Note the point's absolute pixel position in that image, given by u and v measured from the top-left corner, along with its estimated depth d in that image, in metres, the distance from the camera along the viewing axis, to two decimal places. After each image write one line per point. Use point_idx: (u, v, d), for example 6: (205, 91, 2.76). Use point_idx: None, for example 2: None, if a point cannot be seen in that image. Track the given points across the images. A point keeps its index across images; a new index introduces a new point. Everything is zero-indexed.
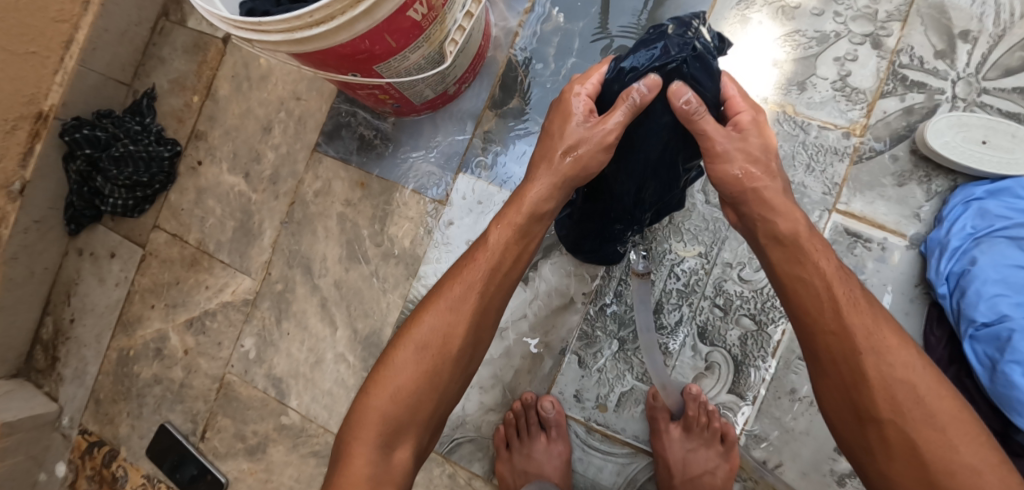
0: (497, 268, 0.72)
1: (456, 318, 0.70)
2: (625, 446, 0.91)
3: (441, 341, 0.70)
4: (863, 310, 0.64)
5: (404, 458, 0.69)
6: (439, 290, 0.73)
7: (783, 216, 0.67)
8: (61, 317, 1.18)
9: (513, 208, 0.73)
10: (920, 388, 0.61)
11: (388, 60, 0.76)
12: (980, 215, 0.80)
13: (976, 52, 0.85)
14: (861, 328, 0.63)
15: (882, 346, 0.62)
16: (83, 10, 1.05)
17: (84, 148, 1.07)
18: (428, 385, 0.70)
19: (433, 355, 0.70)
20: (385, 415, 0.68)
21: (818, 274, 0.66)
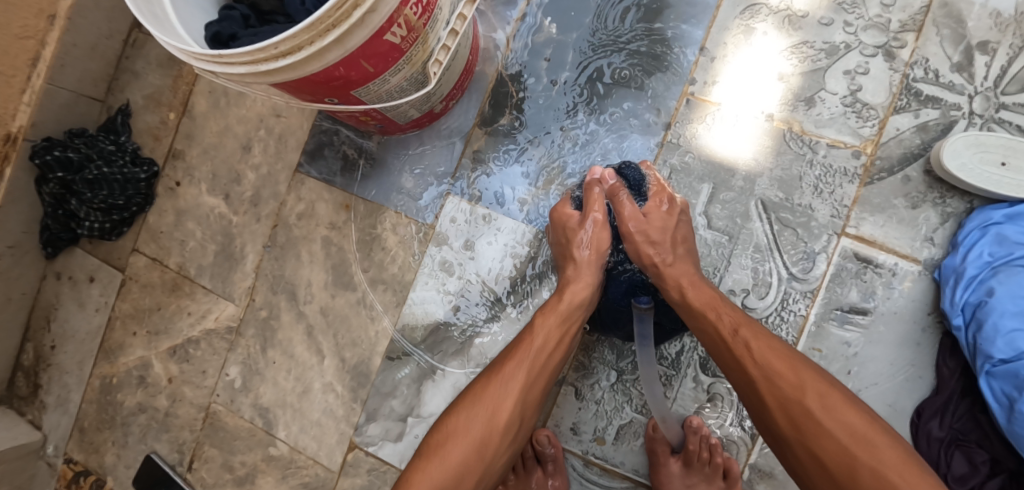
0: (546, 347, 0.74)
1: (501, 390, 0.71)
2: (624, 480, 0.87)
3: (492, 407, 0.70)
4: (756, 335, 0.68)
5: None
6: (495, 366, 0.74)
7: (670, 283, 0.76)
8: (42, 344, 1.14)
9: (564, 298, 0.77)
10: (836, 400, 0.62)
11: (366, 85, 0.71)
12: (997, 242, 0.76)
13: (994, 64, 0.80)
14: (759, 349, 0.67)
15: (786, 367, 0.65)
16: (49, 25, 1.00)
17: (55, 171, 1.02)
18: (478, 454, 0.68)
19: (483, 423, 0.69)
20: (433, 481, 0.66)
21: (709, 318, 0.71)
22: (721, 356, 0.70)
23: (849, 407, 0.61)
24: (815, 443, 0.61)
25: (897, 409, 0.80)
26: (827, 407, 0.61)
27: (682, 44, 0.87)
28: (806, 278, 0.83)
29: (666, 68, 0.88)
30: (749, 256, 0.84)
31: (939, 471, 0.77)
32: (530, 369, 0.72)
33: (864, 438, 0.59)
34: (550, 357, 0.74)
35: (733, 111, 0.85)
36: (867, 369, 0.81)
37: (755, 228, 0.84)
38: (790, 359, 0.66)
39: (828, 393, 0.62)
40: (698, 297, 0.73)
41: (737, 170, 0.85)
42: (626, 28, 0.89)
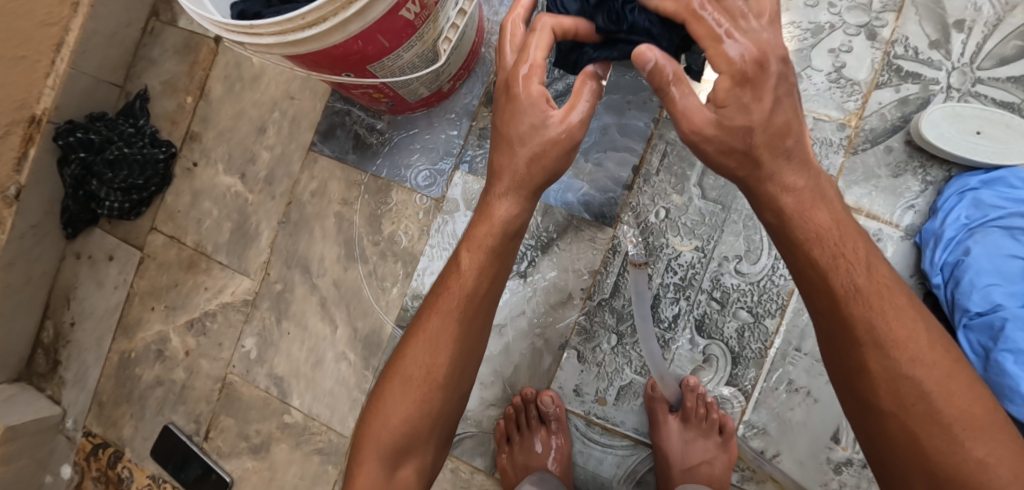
0: (458, 300, 0.69)
1: (425, 355, 0.70)
2: (625, 438, 0.92)
3: (426, 368, 0.70)
4: (809, 199, 0.58)
5: (408, 478, 0.72)
6: (418, 322, 0.72)
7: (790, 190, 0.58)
8: (61, 321, 1.18)
9: (488, 224, 0.68)
10: (889, 310, 0.55)
11: (381, 60, 0.76)
12: (974, 205, 0.80)
13: (970, 41, 0.85)
14: (802, 236, 0.58)
15: (819, 230, 0.58)
16: (73, 12, 1.04)
17: (77, 152, 1.07)
18: (417, 414, 0.70)
19: (419, 385, 0.70)
20: (380, 445, 0.70)
21: (813, 231, 0.58)
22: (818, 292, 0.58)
23: (908, 321, 0.55)
24: (912, 416, 0.53)
25: None
26: (881, 317, 0.55)
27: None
28: None
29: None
30: (741, 224, 0.89)
31: None
32: (444, 336, 0.69)
33: (920, 344, 0.54)
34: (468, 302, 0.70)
35: None
36: None
37: (747, 197, 0.89)
38: (813, 240, 0.58)
39: (884, 297, 0.55)
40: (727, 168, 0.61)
41: None
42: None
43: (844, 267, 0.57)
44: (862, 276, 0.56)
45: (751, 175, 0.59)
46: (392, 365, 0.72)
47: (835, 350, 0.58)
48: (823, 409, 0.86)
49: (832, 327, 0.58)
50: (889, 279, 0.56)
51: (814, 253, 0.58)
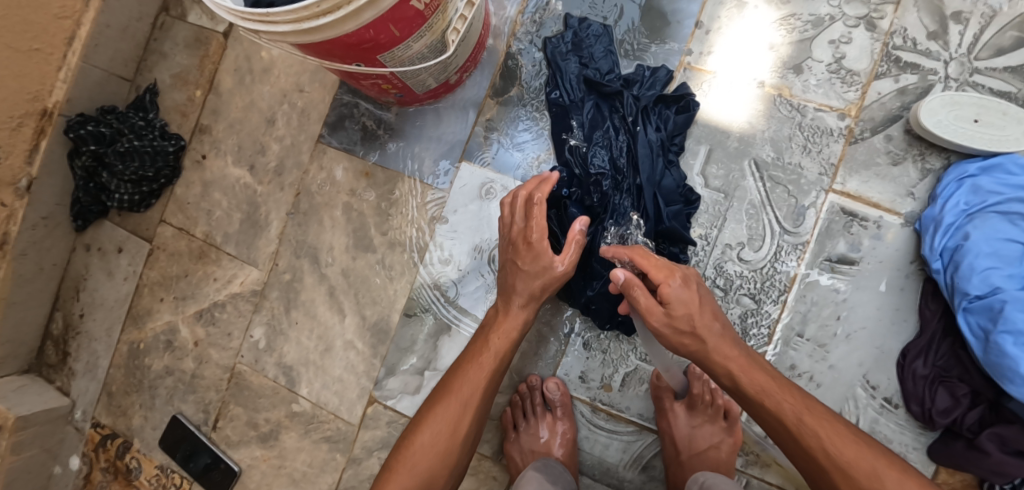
0: (465, 399, 0.79)
1: (428, 451, 0.76)
2: (630, 424, 0.93)
3: (453, 423, 0.78)
4: (729, 351, 0.73)
5: None
6: (443, 387, 0.81)
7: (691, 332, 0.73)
8: (71, 312, 1.19)
9: (506, 320, 0.84)
10: (831, 435, 0.67)
11: (392, 50, 0.78)
12: (972, 192, 0.82)
13: (968, 32, 0.87)
14: (733, 370, 0.72)
15: (760, 384, 0.71)
16: (85, 6, 1.06)
17: (88, 144, 1.08)
18: (440, 463, 0.76)
19: (446, 436, 0.77)
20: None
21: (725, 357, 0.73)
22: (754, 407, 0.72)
23: (849, 441, 0.66)
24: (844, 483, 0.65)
25: (884, 351, 0.87)
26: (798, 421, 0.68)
27: (681, 17, 0.94)
28: (797, 231, 0.89)
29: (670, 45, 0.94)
30: (743, 212, 0.90)
31: (925, 407, 0.83)
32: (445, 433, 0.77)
33: (869, 461, 0.65)
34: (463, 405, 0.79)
35: (728, 78, 0.92)
36: (855, 314, 0.88)
37: (748, 186, 0.90)
38: (760, 394, 0.71)
39: (822, 423, 0.68)
40: (681, 322, 0.73)
41: (731, 133, 0.91)
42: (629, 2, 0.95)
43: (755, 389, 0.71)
44: (805, 414, 0.69)
45: (694, 332, 0.73)
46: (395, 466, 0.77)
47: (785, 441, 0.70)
48: (826, 393, 0.88)
49: (785, 440, 0.70)
50: (825, 418, 0.69)
51: (765, 406, 0.70)
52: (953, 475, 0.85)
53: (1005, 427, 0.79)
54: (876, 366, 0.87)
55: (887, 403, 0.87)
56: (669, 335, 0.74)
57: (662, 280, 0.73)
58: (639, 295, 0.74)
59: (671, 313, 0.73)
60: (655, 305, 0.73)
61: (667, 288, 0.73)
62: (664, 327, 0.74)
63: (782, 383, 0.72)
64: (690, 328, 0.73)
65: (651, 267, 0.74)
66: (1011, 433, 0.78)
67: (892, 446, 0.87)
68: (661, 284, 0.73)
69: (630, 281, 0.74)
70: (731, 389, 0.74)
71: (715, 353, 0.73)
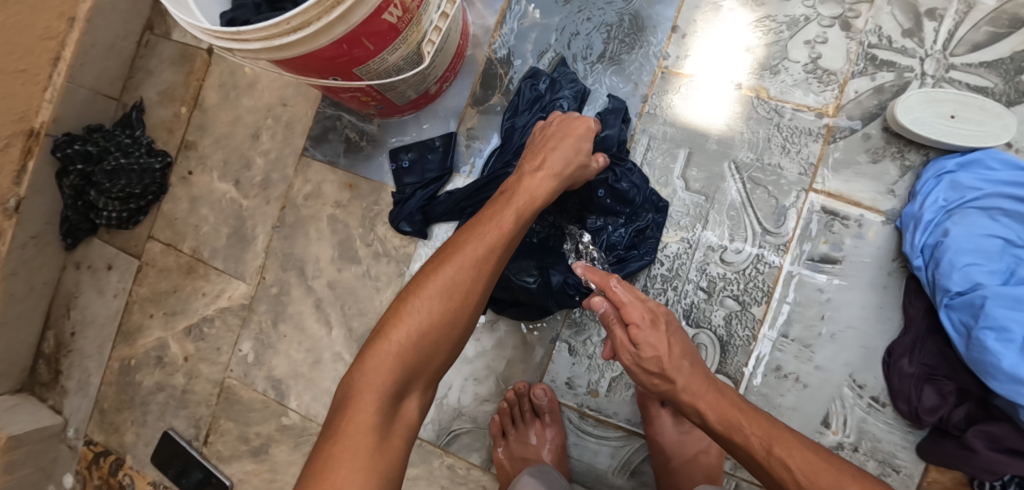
0: (482, 261, 0.70)
1: (417, 349, 0.67)
2: (619, 429, 0.93)
3: (462, 296, 0.69)
4: (698, 387, 0.72)
5: (411, 410, 0.68)
6: (440, 254, 0.71)
7: (659, 375, 0.74)
8: (63, 331, 1.19)
9: (529, 182, 0.78)
10: (801, 463, 0.65)
11: (367, 63, 0.78)
12: (951, 188, 0.82)
13: (943, 29, 0.88)
14: (701, 409, 0.72)
15: (727, 419, 0.70)
16: (69, 27, 1.07)
17: (76, 163, 1.09)
18: (444, 337, 0.69)
19: (452, 305, 0.69)
20: (400, 358, 0.66)
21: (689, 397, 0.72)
22: (727, 441, 0.70)
23: (818, 471, 0.64)
24: None
25: (870, 350, 0.86)
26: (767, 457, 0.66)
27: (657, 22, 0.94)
28: (779, 232, 0.89)
29: (651, 48, 0.94)
30: (725, 214, 0.90)
31: (912, 405, 0.83)
32: (455, 301, 0.69)
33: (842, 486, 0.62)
34: (477, 284, 0.70)
35: (705, 81, 0.92)
36: (839, 314, 0.87)
37: (729, 188, 0.90)
38: (727, 429, 0.70)
39: (792, 451, 0.66)
40: (649, 363, 0.74)
41: (710, 135, 0.91)
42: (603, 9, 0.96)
43: (726, 425, 0.70)
44: (773, 445, 0.67)
45: (662, 373, 0.73)
46: (396, 316, 0.68)
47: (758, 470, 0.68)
48: (813, 394, 0.88)
49: (756, 470, 0.68)
50: (794, 445, 0.66)
51: (734, 440, 0.69)
52: (944, 473, 0.85)
53: (990, 424, 0.78)
54: (864, 366, 0.87)
55: (875, 402, 0.86)
56: (639, 372, 0.76)
57: (633, 320, 0.74)
58: (614, 331, 0.76)
59: (640, 354, 0.74)
60: (626, 344, 0.75)
61: (636, 329, 0.74)
62: (636, 366, 0.75)
63: (751, 415, 0.70)
64: (659, 369, 0.73)
65: (624, 304, 0.75)
66: (998, 431, 0.77)
67: (882, 446, 0.86)
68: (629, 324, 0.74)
69: (608, 314, 0.77)
70: (702, 424, 0.73)
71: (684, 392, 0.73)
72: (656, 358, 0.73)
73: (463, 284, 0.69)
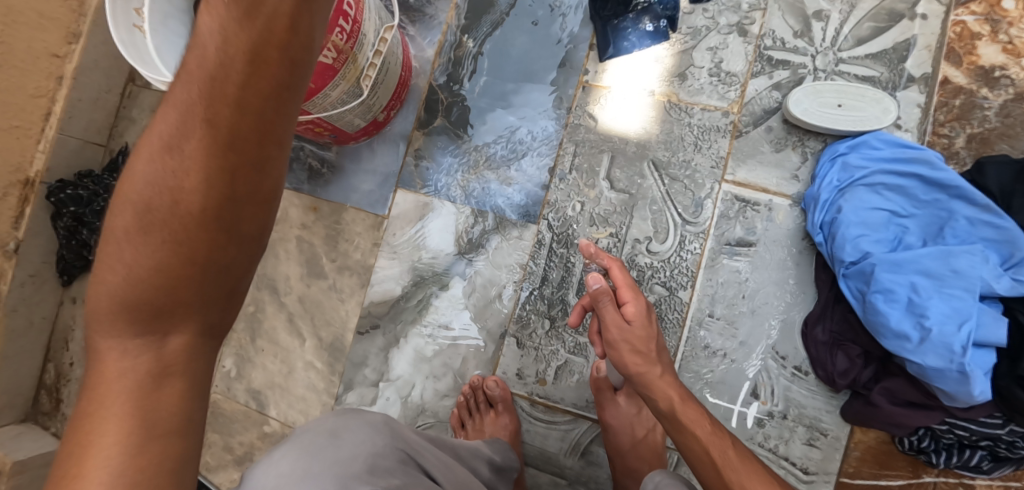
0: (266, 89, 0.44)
1: (137, 307, 0.46)
2: (567, 413, 1.00)
3: (127, 263, 0.45)
4: (674, 381, 0.82)
5: (168, 402, 0.48)
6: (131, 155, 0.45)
7: (646, 355, 0.83)
8: (62, 362, 1.29)
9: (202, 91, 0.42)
10: (749, 470, 0.73)
11: (312, 99, 0.89)
12: (842, 169, 0.90)
13: (829, 28, 0.98)
14: (675, 395, 0.81)
15: (693, 414, 0.79)
16: (58, 84, 1.19)
17: (68, 206, 1.21)
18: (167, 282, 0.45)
19: (122, 269, 0.45)
20: (122, 378, 0.48)
21: (660, 387, 0.81)
22: (688, 438, 0.78)
23: (763, 479, 0.71)
24: None
25: (789, 323, 0.94)
26: (719, 461, 0.74)
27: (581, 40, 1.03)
28: (697, 221, 0.98)
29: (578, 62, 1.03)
30: (647, 208, 0.99)
31: (827, 370, 0.90)
32: (163, 283, 0.45)
33: None
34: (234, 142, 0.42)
35: (621, 90, 1.02)
36: (757, 291, 0.95)
37: (649, 185, 0.99)
38: (691, 423, 0.78)
39: (744, 460, 0.74)
40: (639, 341, 0.83)
41: (629, 139, 1.01)
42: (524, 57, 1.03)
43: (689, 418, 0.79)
44: (728, 449, 0.75)
45: (648, 353, 0.83)
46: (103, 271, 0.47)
47: (711, 467, 0.75)
48: (740, 367, 0.95)
49: (707, 471, 0.75)
50: (747, 457, 0.75)
51: (694, 433, 0.77)
52: (867, 432, 0.92)
53: (893, 381, 0.85)
54: (784, 337, 0.94)
55: (798, 371, 0.93)
56: (625, 350, 0.84)
57: (629, 300, 0.86)
58: (606, 307, 0.85)
59: (632, 329, 0.84)
60: (620, 319, 0.84)
61: (631, 307, 0.85)
62: (625, 341, 0.84)
63: (711, 421, 0.79)
64: (648, 350, 0.83)
65: (620, 285, 0.87)
66: (898, 386, 0.84)
67: (808, 411, 0.93)
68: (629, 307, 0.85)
69: (602, 291, 0.84)
70: (666, 412, 0.81)
71: (659, 379, 0.82)
72: (651, 343, 0.84)
73: (234, 78, 0.41)
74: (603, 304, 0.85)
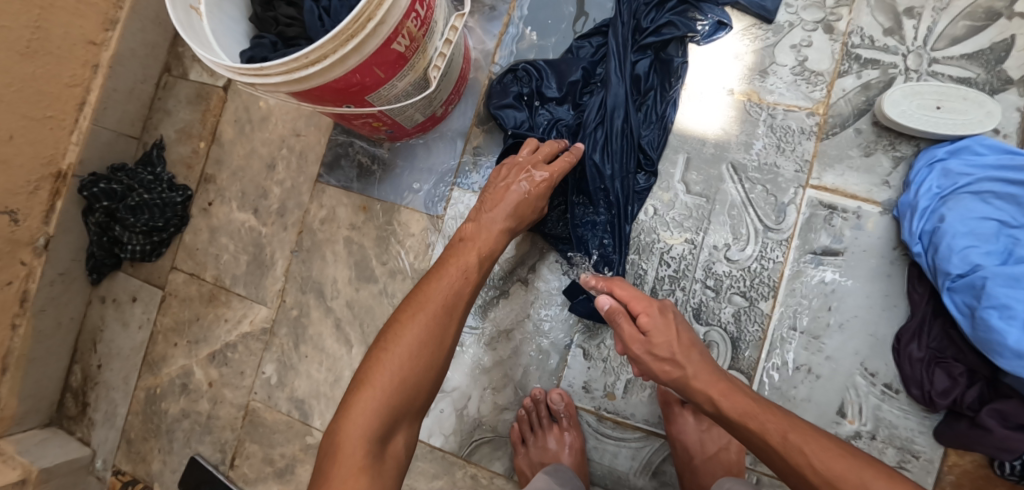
0: (447, 304, 0.78)
1: (415, 354, 0.73)
2: (637, 431, 0.94)
3: (412, 343, 0.74)
4: (707, 376, 0.75)
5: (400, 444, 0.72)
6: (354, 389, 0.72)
7: (672, 363, 0.77)
8: (89, 364, 1.23)
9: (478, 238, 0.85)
10: (817, 451, 0.66)
11: (378, 91, 0.82)
12: (943, 175, 0.85)
13: (922, 26, 0.92)
14: (714, 395, 0.74)
15: (741, 407, 0.72)
16: (93, 73, 1.12)
17: (101, 201, 1.13)
18: (413, 378, 0.73)
19: (414, 340, 0.74)
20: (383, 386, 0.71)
21: (701, 390, 0.75)
22: (748, 435, 0.72)
23: (835, 455, 0.66)
24: None
25: (878, 338, 0.88)
26: (784, 451, 0.68)
27: (662, 44, 0.97)
28: (780, 228, 0.92)
29: (665, 61, 0.97)
30: (726, 214, 0.94)
31: (924, 389, 0.84)
32: (423, 355, 0.74)
33: (857, 475, 0.64)
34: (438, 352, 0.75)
35: (699, 89, 0.97)
36: (845, 303, 0.89)
37: (728, 188, 0.94)
38: (742, 416, 0.72)
39: (808, 439, 0.68)
40: (660, 348, 0.78)
41: (707, 140, 0.95)
42: (618, 64, 0.95)
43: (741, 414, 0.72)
44: (787, 430, 0.69)
45: (674, 358, 0.77)
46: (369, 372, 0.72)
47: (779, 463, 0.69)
48: (826, 384, 0.89)
49: (773, 461, 0.70)
50: (809, 434, 0.69)
51: (750, 428, 0.71)
52: (963, 456, 0.86)
53: (1003, 402, 0.79)
54: (873, 353, 0.88)
55: (888, 389, 0.88)
56: (651, 363, 0.79)
57: (641, 310, 0.80)
58: (621, 323, 0.81)
59: (650, 340, 0.78)
60: (636, 333, 0.79)
61: (645, 317, 0.79)
62: (647, 354, 0.79)
63: (764, 405, 0.73)
64: (670, 355, 0.77)
65: (630, 298, 0.82)
66: (1012, 408, 0.78)
67: (898, 432, 0.87)
68: (641, 317, 0.80)
69: (613, 309, 0.82)
70: (716, 415, 0.75)
71: (695, 380, 0.76)
72: (671, 345, 0.77)
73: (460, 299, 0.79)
74: (617, 321, 0.81)
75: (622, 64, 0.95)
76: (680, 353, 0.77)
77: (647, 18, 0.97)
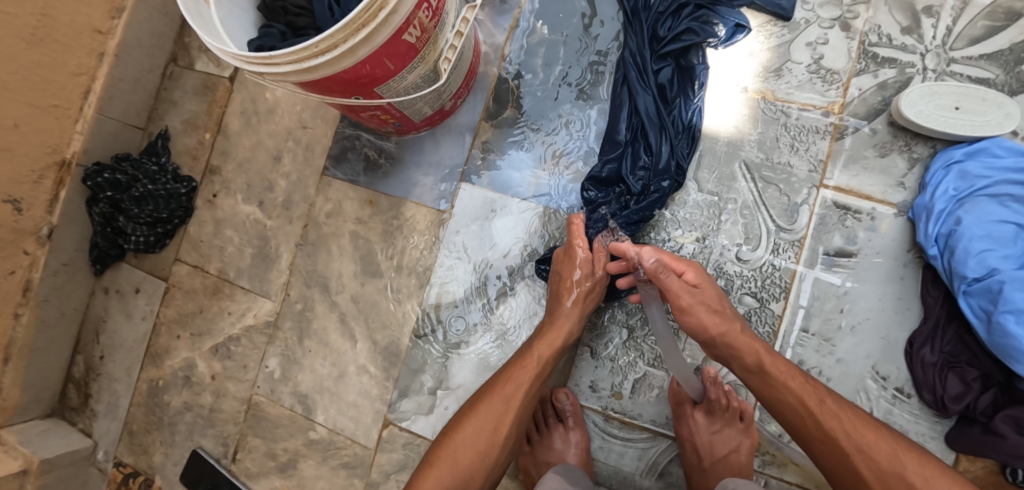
0: (500, 410, 0.81)
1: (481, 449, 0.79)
2: (644, 431, 0.93)
3: (487, 432, 0.79)
4: (748, 339, 0.81)
5: None
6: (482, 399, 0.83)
7: (713, 323, 0.82)
8: (92, 355, 1.22)
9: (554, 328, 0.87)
10: (851, 419, 0.71)
11: (388, 82, 0.81)
12: (960, 177, 0.84)
13: (941, 25, 0.90)
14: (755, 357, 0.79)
15: (783, 371, 0.77)
16: (99, 62, 1.11)
17: (105, 191, 1.12)
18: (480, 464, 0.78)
19: (484, 436, 0.79)
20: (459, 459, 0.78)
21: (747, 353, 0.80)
22: (783, 400, 0.76)
23: (868, 424, 0.70)
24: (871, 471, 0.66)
25: (891, 341, 0.87)
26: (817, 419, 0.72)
27: (681, 51, 0.95)
28: (793, 228, 0.91)
29: (686, 68, 0.95)
30: (737, 214, 0.93)
31: (936, 394, 0.83)
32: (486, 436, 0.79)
33: (889, 444, 0.67)
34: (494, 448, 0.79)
35: (715, 88, 0.95)
36: (858, 305, 0.88)
37: (741, 187, 0.93)
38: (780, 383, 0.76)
39: (843, 407, 0.72)
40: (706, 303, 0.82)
41: (720, 138, 0.94)
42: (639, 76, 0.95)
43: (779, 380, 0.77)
44: (825, 398, 0.73)
45: (718, 315, 0.82)
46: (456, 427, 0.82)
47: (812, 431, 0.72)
48: (837, 388, 0.88)
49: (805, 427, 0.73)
50: (845, 404, 0.73)
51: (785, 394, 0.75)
52: (974, 462, 0.84)
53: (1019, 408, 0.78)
54: (885, 356, 0.87)
55: (899, 393, 0.87)
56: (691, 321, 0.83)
57: (687, 268, 0.84)
58: (668, 276, 0.83)
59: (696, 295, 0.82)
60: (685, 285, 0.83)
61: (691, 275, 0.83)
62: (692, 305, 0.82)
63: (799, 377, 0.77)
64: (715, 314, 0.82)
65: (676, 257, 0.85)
66: None
67: (910, 436, 0.86)
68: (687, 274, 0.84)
69: (660, 266, 0.83)
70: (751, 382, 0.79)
71: (739, 340, 0.81)
72: (715, 308, 0.82)
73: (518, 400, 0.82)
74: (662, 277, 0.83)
75: (643, 75, 0.95)
76: (722, 314, 0.82)
77: (664, 27, 0.95)
